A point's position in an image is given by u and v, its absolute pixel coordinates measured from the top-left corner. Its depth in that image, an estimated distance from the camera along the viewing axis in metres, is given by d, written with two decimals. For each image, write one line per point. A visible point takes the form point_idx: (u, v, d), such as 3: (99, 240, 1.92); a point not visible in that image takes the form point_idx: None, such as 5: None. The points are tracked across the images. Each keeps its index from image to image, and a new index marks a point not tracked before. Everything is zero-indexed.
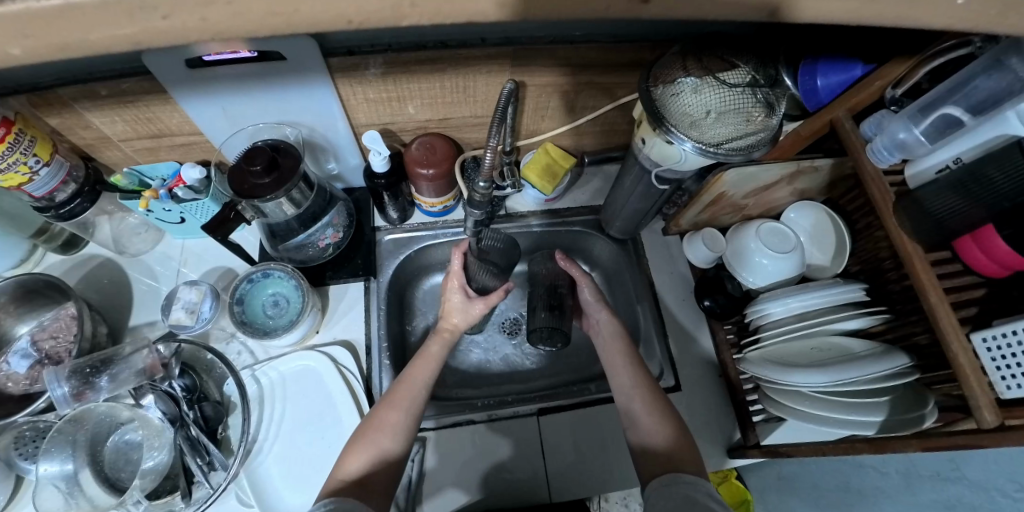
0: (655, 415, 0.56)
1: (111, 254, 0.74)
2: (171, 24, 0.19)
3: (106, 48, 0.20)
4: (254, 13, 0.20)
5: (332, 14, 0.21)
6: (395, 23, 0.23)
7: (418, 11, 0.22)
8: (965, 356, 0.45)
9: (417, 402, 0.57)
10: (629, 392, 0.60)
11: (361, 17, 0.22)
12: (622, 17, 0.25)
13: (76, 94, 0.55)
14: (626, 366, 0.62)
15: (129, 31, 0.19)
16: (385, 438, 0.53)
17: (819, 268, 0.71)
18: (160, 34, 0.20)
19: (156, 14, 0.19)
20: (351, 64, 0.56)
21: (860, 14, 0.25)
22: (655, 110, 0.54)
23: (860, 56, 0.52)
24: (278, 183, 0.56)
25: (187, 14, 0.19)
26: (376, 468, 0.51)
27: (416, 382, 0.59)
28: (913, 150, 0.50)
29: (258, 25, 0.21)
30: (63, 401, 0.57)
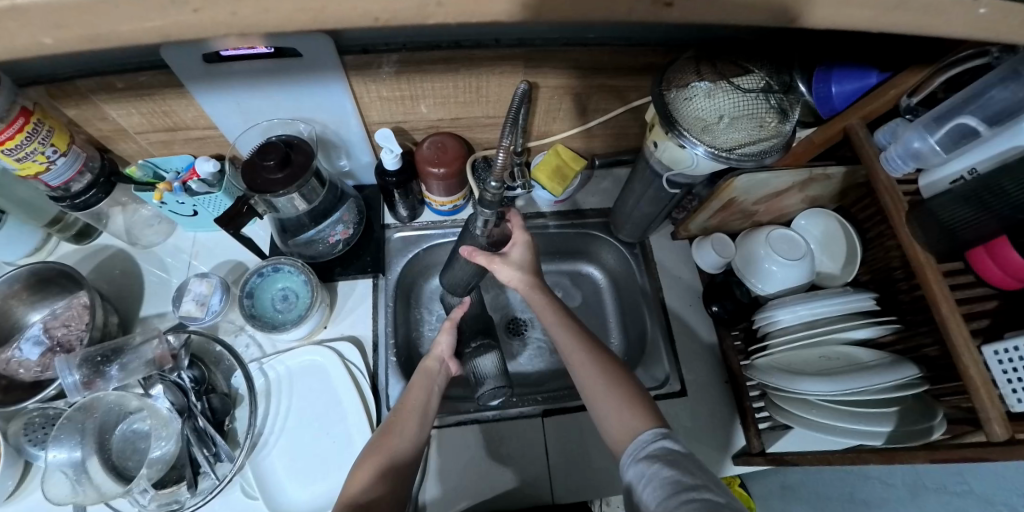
0: (617, 403, 0.52)
1: (123, 245, 0.75)
2: (200, 18, 0.20)
3: (134, 40, 0.20)
4: (282, 8, 0.20)
5: (356, 13, 0.22)
6: (418, 22, 0.23)
7: (439, 11, 0.22)
8: (975, 367, 0.44)
9: (409, 432, 0.56)
10: (592, 388, 0.55)
11: (385, 16, 0.22)
12: (642, 20, 0.25)
13: (94, 85, 0.56)
14: (579, 353, 0.57)
15: (157, 24, 0.20)
16: (386, 459, 0.52)
17: (829, 276, 0.71)
18: (188, 27, 0.20)
19: (187, 7, 0.19)
20: (366, 62, 0.56)
21: (883, 21, 0.25)
22: (668, 113, 0.54)
23: (874, 65, 0.52)
24: (291, 178, 0.56)
25: (217, 9, 0.19)
26: (378, 491, 0.50)
27: (410, 408, 0.58)
28: (927, 160, 0.49)
29: (283, 21, 0.21)
30: (73, 389, 0.58)
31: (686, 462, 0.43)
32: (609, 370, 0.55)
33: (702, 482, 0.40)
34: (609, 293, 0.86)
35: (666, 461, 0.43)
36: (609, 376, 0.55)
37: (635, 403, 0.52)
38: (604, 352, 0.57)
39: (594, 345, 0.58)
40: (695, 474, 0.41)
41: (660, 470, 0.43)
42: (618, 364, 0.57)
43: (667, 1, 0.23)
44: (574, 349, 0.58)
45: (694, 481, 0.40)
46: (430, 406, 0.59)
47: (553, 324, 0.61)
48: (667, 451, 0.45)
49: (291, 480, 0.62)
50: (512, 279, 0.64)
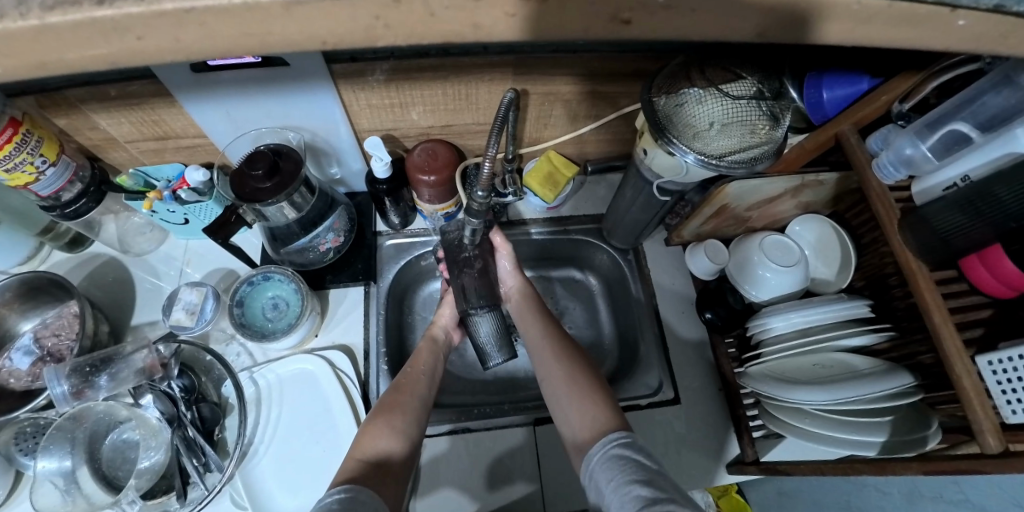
0: (586, 400, 0.54)
1: (115, 253, 0.75)
2: (146, 44, 0.20)
3: (80, 66, 0.20)
4: (228, 35, 0.20)
5: (306, 36, 0.21)
6: (368, 44, 0.23)
7: (392, 33, 0.22)
8: (968, 378, 0.43)
9: (420, 393, 0.59)
10: (555, 391, 0.57)
11: (336, 39, 0.22)
12: (605, 37, 0.25)
13: (82, 95, 0.56)
14: (550, 357, 0.61)
15: (103, 52, 0.20)
16: (399, 419, 0.55)
17: (824, 282, 0.70)
18: (135, 54, 0.20)
19: (129, 35, 0.19)
20: (354, 70, 0.56)
21: (845, 36, 0.24)
22: (657, 120, 0.54)
23: (866, 70, 0.51)
24: (279, 187, 0.56)
25: (161, 36, 0.19)
26: (394, 450, 0.52)
27: (417, 373, 0.62)
28: (919, 166, 0.49)
29: (233, 45, 0.21)
30: (62, 399, 0.58)
31: (649, 474, 0.41)
32: (575, 371, 0.58)
33: (669, 496, 0.38)
34: (603, 299, 0.86)
35: (628, 473, 0.41)
36: (574, 380, 0.57)
37: (600, 403, 0.53)
38: (576, 359, 0.60)
39: (569, 351, 0.61)
40: (662, 488, 0.39)
41: (623, 483, 0.40)
42: (590, 368, 0.59)
43: (625, 19, 0.23)
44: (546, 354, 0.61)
45: (661, 495, 0.38)
46: (436, 374, 0.63)
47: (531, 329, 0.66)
48: (626, 457, 0.43)
49: (279, 487, 0.62)
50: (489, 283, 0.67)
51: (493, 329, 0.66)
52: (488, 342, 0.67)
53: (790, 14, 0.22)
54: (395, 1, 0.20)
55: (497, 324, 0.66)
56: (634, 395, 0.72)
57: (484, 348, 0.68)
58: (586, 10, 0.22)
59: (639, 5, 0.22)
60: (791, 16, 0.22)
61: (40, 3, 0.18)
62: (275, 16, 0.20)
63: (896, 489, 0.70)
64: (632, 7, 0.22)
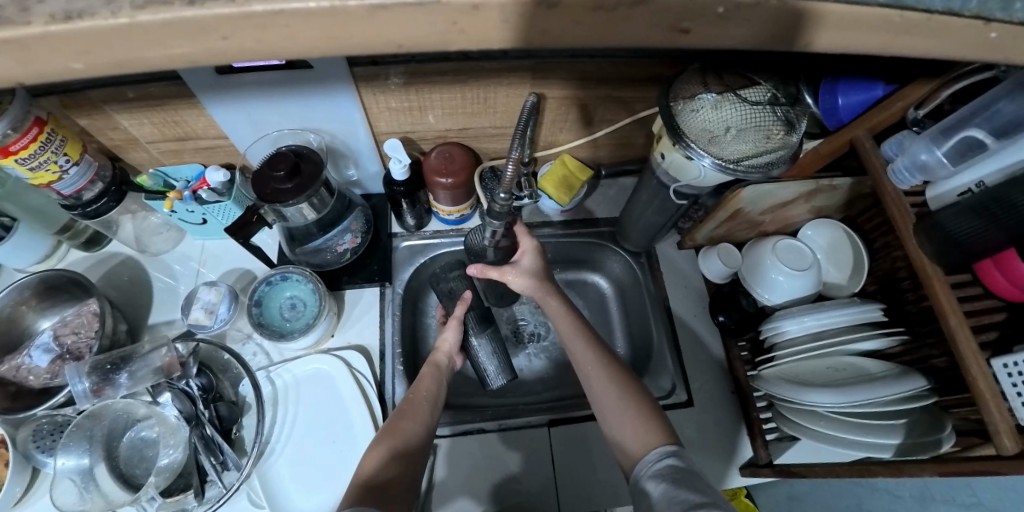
0: (635, 413, 0.52)
1: (132, 253, 0.76)
2: (229, 44, 0.21)
3: (155, 65, 0.21)
4: (304, 37, 0.21)
5: (381, 40, 0.22)
6: (439, 48, 0.24)
7: (463, 38, 0.23)
8: (984, 380, 0.44)
9: (421, 418, 0.56)
10: (606, 400, 0.55)
11: (412, 43, 0.23)
12: (658, 45, 0.26)
13: (105, 96, 0.57)
14: (593, 364, 0.58)
15: (183, 51, 0.21)
16: (397, 443, 0.53)
17: (836, 286, 0.71)
18: (212, 53, 0.21)
19: (215, 35, 0.20)
20: (374, 73, 0.57)
21: (882, 44, 0.25)
22: (674, 124, 0.55)
23: (881, 77, 0.52)
24: (300, 189, 0.57)
25: (242, 36, 0.20)
26: (393, 471, 0.50)
27: (421, 397, 0.59)
28: (933, 172, 0.50)
29: (307, 48, 0.22)
30: (83, 396, 0.58)
31: (695, 481, 0.43)
32: (620, 381, 0.56)
33: (711, 501, 0.40)
34: (615, 303, 0.86)
35: (679, 483, 0.43)
36: (623, 390, 0.55)
37: (650, 418, 0.52)
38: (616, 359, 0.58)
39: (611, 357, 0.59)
40: (703, 492, 0.41)
41: (673, 490, 0.42)
42: (635, 378, 0.57)
43: (684, 29, 0.24)
44: (586, 358, 0.58)
45: (702, 499, 0.40)
46: (439, 396, 0.60)
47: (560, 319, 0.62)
48: (674, 468, 0.45)
49: (293, 486, 0.62)
50: (525, 286, 0.65)
51: (490, 354, 0.69)
52: (488, 364, 0.69)
53: (840, 24, 0.23)
54: (472, 9, 0.21)
55: (494, 346, 0.69)
56: None
57: (484, 369, 0.69)
58: (646, 20, 0.23)
59: (696, 16, 0.23)
60: (831, 25, 0.23)
61: (129, 3, 0.18)
62: (352, 20, 0.20)
63: (907, 492, 0.70)
64: (692, 17, 0.23)
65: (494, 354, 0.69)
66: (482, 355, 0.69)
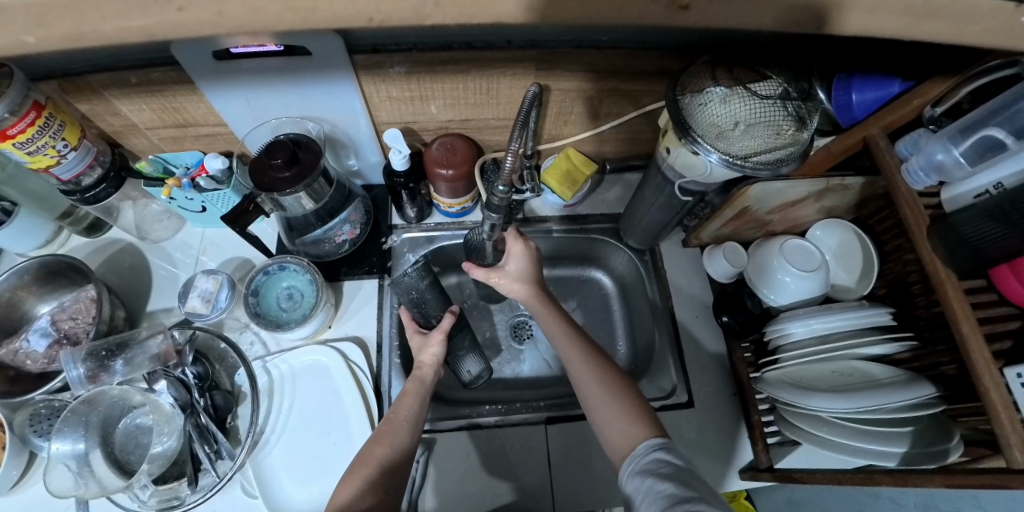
0: (618, 409, 0.51)
1: (133, 239, 0.75)
2: (186, 16, 0.20)
3: (117, 39, 0.20)
4: (271, 10, 0.20)
5: (352, 12, 0.21)
6: (416, 23, 0.23)
7: (442, 10, 0.22)
8: (996, 390, 0.42)
9: (398, 442, 0.55)
10: (593, 396, 0.54)
11: (382, 16, 0.22)
12: (659, 23, 0.25)
13: (105, 81, 0.56)
14: (582, 361, 0.56)
15: (142, 23, 0.20)
16: (371, 472, 0.51)
17: (844, 289, 0.69)
18: (174, 28, 0.20)
19: (171, 6, 0.19)
20: (375, 62, 0.56)
21: (888, 26, 0.24)
22: (681, 119, 0.53)
23: (898, 73, 0.50)
24: (298, 177, 0.56)
25: (202, 8, 0.19)
26: (368, 501, 0.49)
27: (400, 419, 0.57)
28: (950, 173, 0.47)
29: (276, 21, 0.21)
30: (78, 382, 0.58)
31: (683, 474, 0.42)
32: (609, 378, 0.54)
33: (698, 495, 0.39)
34: (617, 301, 0.85)
35: (668, 471, 0.43)
36: (611, 382, 0.54)
37: (635, 411, 0.51)
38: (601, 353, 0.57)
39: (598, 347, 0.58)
40: (691, 486, 0.41)
41: (658, 484, 0.42)
42: (623, 372, 0.56)
43: (684, 5, 0.23)
44: (575, 358, 0.56)
45: (689, 494, 0.39)
46: (422, 417, 0.59)
47: (554, 326, 0.60)
48: (662, 463, 0.44)
49: (289, 479, 0.61)
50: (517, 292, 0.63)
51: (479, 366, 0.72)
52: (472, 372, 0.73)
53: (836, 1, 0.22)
54: None
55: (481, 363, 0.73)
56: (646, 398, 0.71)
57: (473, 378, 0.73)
58: None
59: None
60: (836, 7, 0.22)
61: None
62: None
63: (909, 500, 0.65)
64: None
65: (472, 353, 0.72)
66: (461, 358, 0.71)
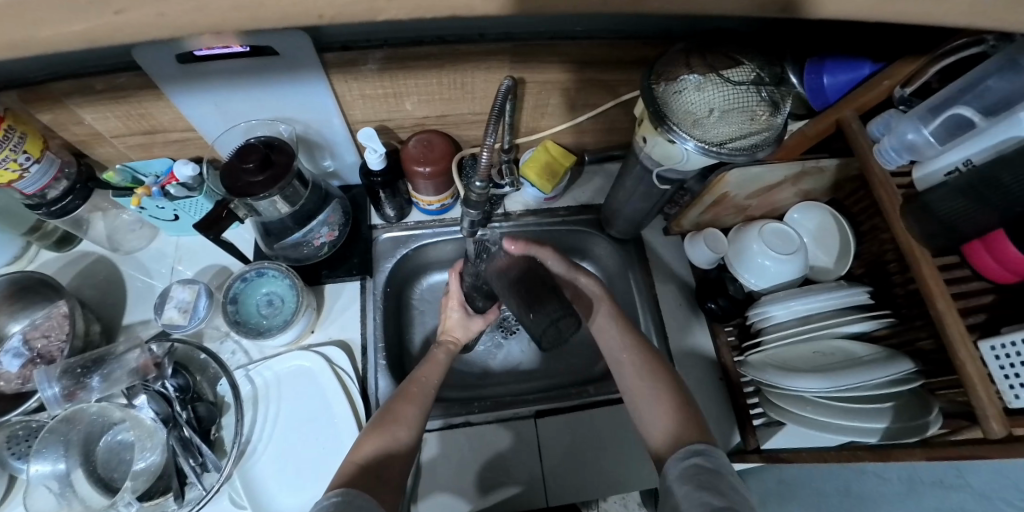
0: (659, 399, 0.53)
1: (105, 251, 0.73)
2: (124, 20, 0.19)
3: (57, 45, 0.19)
4: (216, 8, 0.19)
5: (302, 8, 0.20)
6: (370, 18, 0.22)
7: (394, 5, 0.21)
8: (973, 363, 0.43)
9: (422, 400, 0.56)
10: (641, 394, 0.55)
11: (333, 12, 0.21)
12: (628, 11, 0.25)
13: (65, 90, 0.54)
14: (629, 359, 0.57)
15: (81, 29, 0.18)
16: (404, 431, 0.52)
17: (823, 270, 0.70)
18: (118, 30, 0.19)
19: (107, 9, 0.18)
20: (347, 59, 0.54)
21: (857, 6, 0.23)
22: (657, 108, 0.53)
23: (867, 55, 0.51)
24: (272, 180, 0.55)
25: (144, 10, 0.18)
26: (383, 455, 0.50)
27: (428, 385, 0.58)
28: (922, 151, 0.48)
29: (224, 21, 0.20)
30: (55, 401, 0.57)
31: (716, 482, 0.41)
32: (658, 379, 0.55)
33: (730, 504, 0.38)
34: None
35: (700, 480, 0.42)
36: (648, 372, 0.55)
37: (688, 417, 0.51)
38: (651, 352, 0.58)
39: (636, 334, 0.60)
40: (724, 495, 0.39)
41: (693, 492, 0.40)
42: (671, 375, 0.56)
43: None
44: (624, 356, 0.58)
45: (722, 502, 0.38)
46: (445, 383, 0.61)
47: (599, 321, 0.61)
48: (699, 470, 0.43)
49: (279, 489, 0.61)
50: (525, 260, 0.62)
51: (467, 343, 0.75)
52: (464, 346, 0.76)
53: None
54: None
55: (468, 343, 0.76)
56: None
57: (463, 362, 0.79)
58: None
59: None
60: None
61: None
62: None
63: (894, 475, 0.67)
64: None
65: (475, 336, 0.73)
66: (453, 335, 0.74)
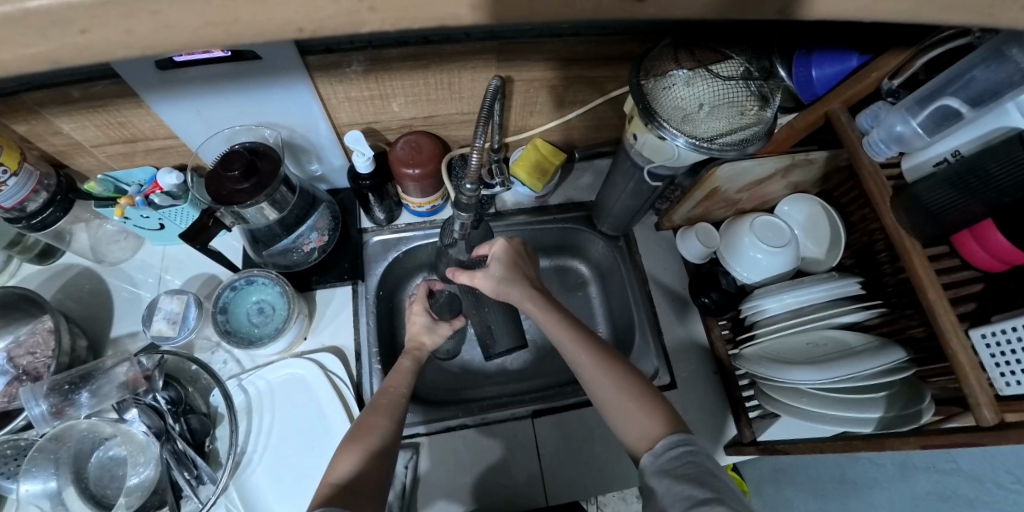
0: (626, 403, 0.51)
1: (89, 263, 0.72)
2: (91, 40, 0.18)
3: (24, 66, 0.19)
4: (185, 24, 0.19)
5: (277, 23, 0.20)
6: (353, 31, 0.21)
7: (373, 17, 0.21)
8: (964, 354, 0.43)
9: (394, 411, 0.56)
10: (597, 386, 0.53)
11: (312, 26, 0.20)
12: (613, 15, 0.24)
13: (41, 100, 0.53)
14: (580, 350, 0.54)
15: (43, 50, 0.18)
16: (374, 442, 0.51)
17: (814, 261, 0.70)
18: (82, 52, 0.19)
19: (71, 30, 0.17)
20: (330, 62, 0.53)
21: (846, 7, 0.23)
22: (646, 104, 0.52)
23: (855, 47, 0.51)
24: (258, 188, 0.54)
25: (110, 30, 0.18)
26: (365, 469, 0.49)
27: (397, 392, 0.58)
28: (910, 143, 0.48)
29: (194, 37, 0.19)
30: (41, 420, 0.55)
31: (698, 472, 0.42)
32: (614, 369, 0.53)
33: (715, 495, 0.39)
34: (596, 287, 0.85)
35: (680, 470, 0.43)
36: (614, 372, 0.53)
37: (654, 405, 0.50)
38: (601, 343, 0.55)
39: (581, 329, 0.57)
40: (705, 484, 0.40)
41: (679, 487, 0.41)
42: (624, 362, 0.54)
43: None
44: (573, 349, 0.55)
45: (705, 494, 0.39)
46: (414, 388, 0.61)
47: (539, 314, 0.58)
48: (682, 459, 0.44)
49: (274, 500, 0.60)
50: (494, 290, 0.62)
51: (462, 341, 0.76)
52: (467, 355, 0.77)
53: None
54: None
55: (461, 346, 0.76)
56: None
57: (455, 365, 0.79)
58: None
59: None
60: None
61: None
62: (235, 2, 0.18)
63: (888, 460, 0.68)
64: None
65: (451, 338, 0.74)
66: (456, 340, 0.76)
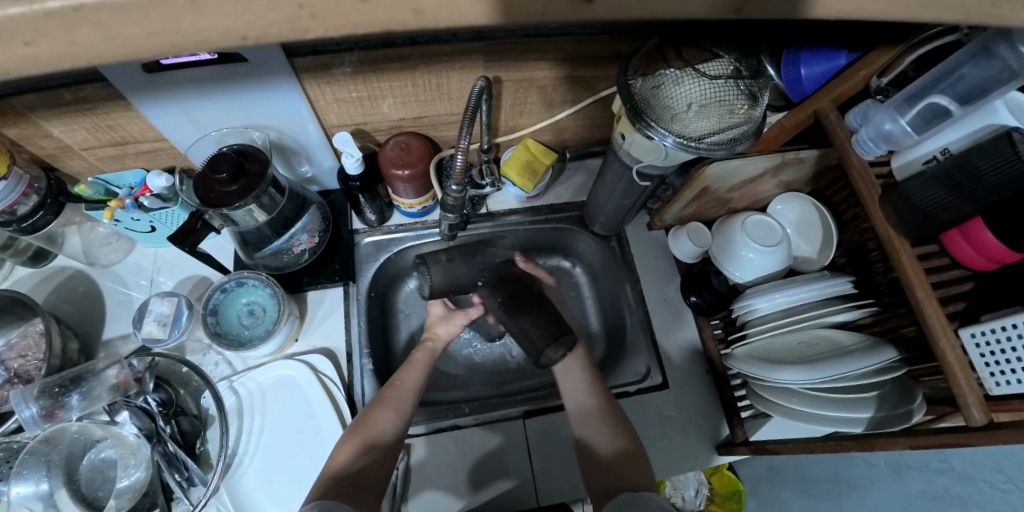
0: (599, 426, 0.56)
1: (80, 266, 0.72)
2: (36, 51, 0.18)
3: None
4: (128, 34, 0.18)
5: (222, 31, 0.20)
6: (298, 37, 0.21)
7: (320, 23, 0.21)
8: (953, 353, 0.42)
9: (403, 407, 0.56)
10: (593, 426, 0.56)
11: (257, 34, 0.20)
12: (570, 19, 0.24)
13: (28, 103, 0.53)
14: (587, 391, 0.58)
15: None
16: (372, 436, 0.53)
17: (806, 260, 0.70)
18: (25, 62, 0.19)
19: (17, 41, 0.17)
20: (318, 64, 0.53)
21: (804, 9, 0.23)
22: (634, 104, 0.52)
23: (844, 45, 0.50)
24: (247, 190, 0.54)
25: (52, 41, 0.18)
26: (361, 462, 0.50)
27: (405, 386, 0.58)
28: (898, 142, 0.48)
29: (137, 47, 0.19)
30: (32, 422, 0.55)
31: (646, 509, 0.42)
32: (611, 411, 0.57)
33: None
34: (588, 285, 0.85)
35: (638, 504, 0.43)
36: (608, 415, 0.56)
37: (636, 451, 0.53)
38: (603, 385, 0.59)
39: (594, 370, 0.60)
40: None
41: None
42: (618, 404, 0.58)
43: None
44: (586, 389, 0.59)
45: None
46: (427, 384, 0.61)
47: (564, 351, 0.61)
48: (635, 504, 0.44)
49: (267, 502, 0.60)
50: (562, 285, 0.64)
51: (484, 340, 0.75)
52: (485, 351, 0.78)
53: None
54: None
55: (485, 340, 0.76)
56: (622, 382, 0.71)
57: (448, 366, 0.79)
58: None
59: None
60: None
61: None
62: (178, 12, 0.18)
63: None
64: None
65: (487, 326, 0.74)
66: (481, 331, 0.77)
